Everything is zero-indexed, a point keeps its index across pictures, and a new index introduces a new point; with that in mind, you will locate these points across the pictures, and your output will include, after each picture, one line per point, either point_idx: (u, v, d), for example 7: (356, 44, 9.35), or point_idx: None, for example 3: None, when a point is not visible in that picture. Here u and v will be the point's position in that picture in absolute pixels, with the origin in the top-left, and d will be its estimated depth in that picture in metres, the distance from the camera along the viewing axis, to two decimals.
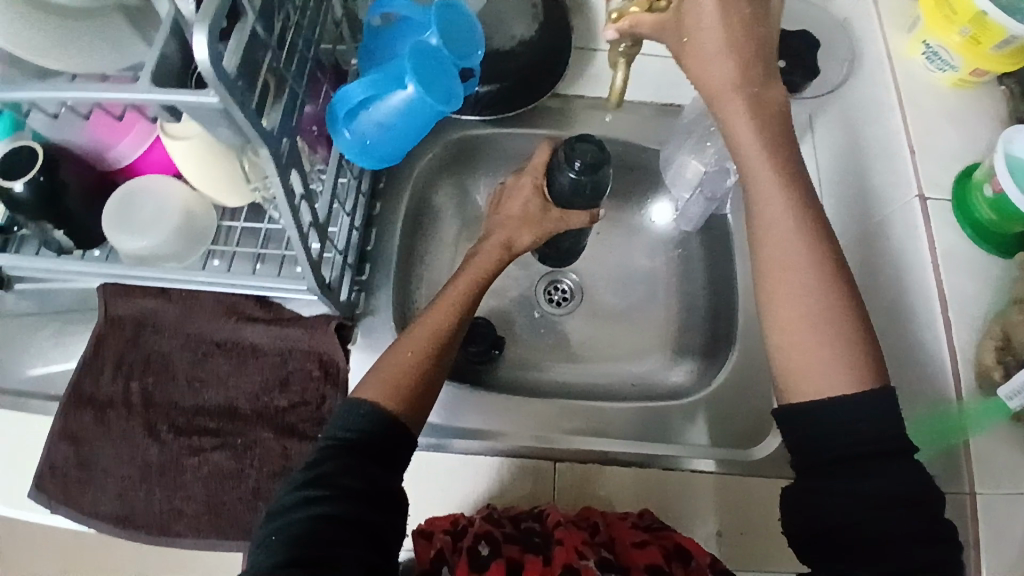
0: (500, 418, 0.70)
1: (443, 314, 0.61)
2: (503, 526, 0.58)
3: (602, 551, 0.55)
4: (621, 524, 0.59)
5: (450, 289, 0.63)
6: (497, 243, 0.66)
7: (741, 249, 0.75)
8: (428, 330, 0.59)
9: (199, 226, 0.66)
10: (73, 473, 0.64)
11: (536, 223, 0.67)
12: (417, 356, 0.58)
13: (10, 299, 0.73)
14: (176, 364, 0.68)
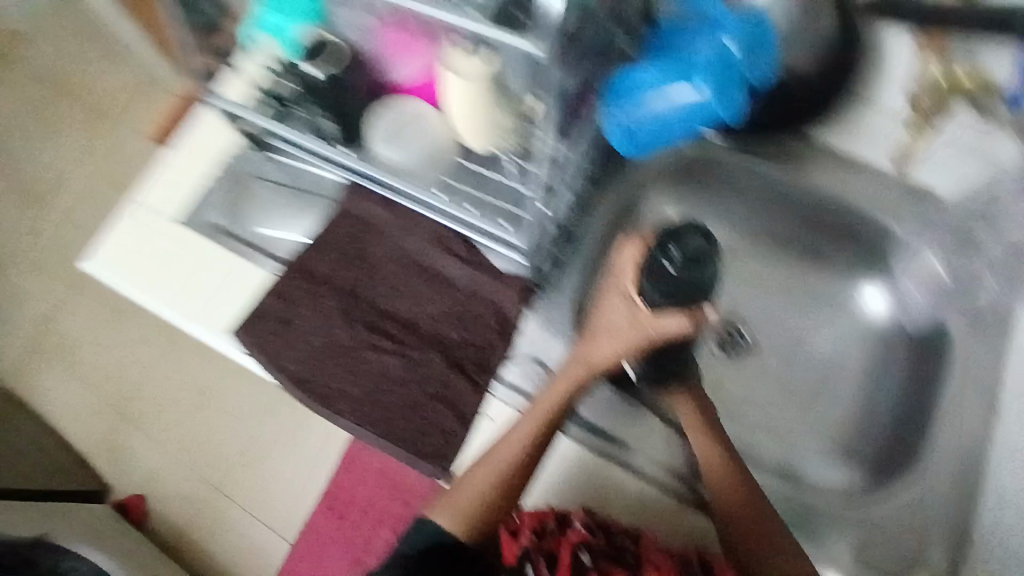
0: (638, 433, 0.70)
1: (537, 410, 0.60)
2: (599, 536, 0.60)
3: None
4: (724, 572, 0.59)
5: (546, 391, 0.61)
6: (577, 357, 0.61)
7: (962, 369, 0.65)
8: (518, 437, 0.59)
9: (442, 157, 0.73)
10: (274, 326, 0.74)
11: (627, 338, 0.59)
12: (492, 484, 0.57)
13: (268, 168, 0.85)
14: (384, 271, 0.77)
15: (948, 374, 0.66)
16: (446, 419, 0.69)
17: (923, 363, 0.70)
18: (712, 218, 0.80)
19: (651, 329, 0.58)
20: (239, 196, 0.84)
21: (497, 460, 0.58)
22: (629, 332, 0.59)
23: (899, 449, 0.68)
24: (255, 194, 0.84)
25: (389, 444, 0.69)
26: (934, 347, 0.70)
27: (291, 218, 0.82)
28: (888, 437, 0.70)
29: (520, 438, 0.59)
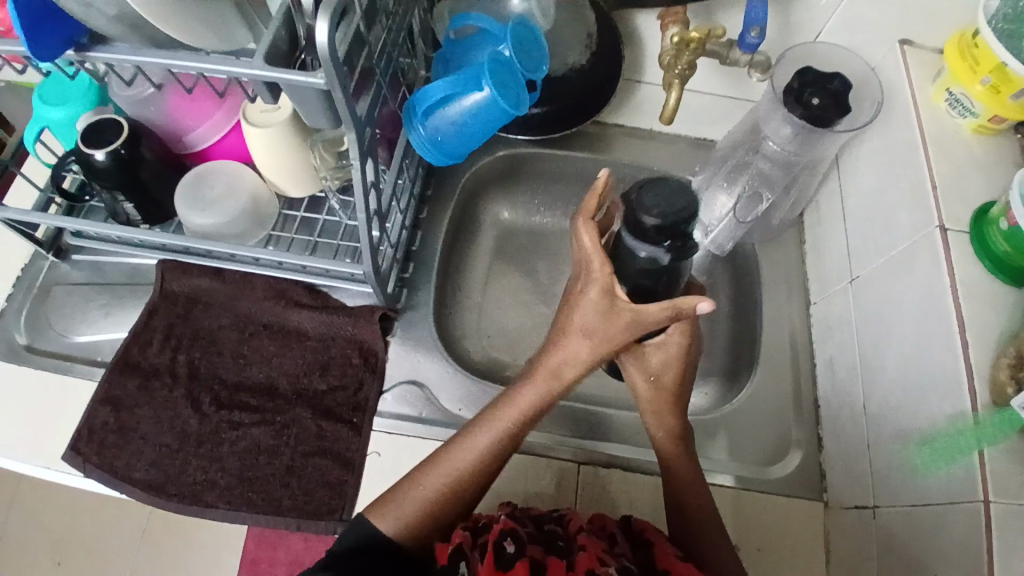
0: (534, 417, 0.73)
1: (499, 420, 0.57)
2: (528, 525, 0.57)
3: (623, 560, 0.54)
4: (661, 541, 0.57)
5: (512, 400, 0.58)
6: (563, 359, 0.56)
7: (768, 280, 0.79)
8: (474, 447, 0.57)
9: (263, 212, 0.71)
10: (111, 438, 0.66)
11: (622, 330, 0.54)
12: (438, 489, 0.57)
13: (64, 268, 0.76)
14: (224, 340, 0.71)
15: (761, 287, 0.79)
16: (331, 471, 0.65)
17: (741, 284, 0.83)
18: (537, 207, 0.90)
19: (629, 311, 0.53)
20: (38, 307, 0.74)
21: (449, 466, 0.57)
22: (612, 327, 0.54)
23: (743, 360, 0.78)
24: (57, 298, 0.74)
25: (278, 518, 0.63)
26: (744, 266, 0.83)
27: (114, 316, 0.74)
28: (731, 351, 0.80)
29: (476, 447, 0.57)
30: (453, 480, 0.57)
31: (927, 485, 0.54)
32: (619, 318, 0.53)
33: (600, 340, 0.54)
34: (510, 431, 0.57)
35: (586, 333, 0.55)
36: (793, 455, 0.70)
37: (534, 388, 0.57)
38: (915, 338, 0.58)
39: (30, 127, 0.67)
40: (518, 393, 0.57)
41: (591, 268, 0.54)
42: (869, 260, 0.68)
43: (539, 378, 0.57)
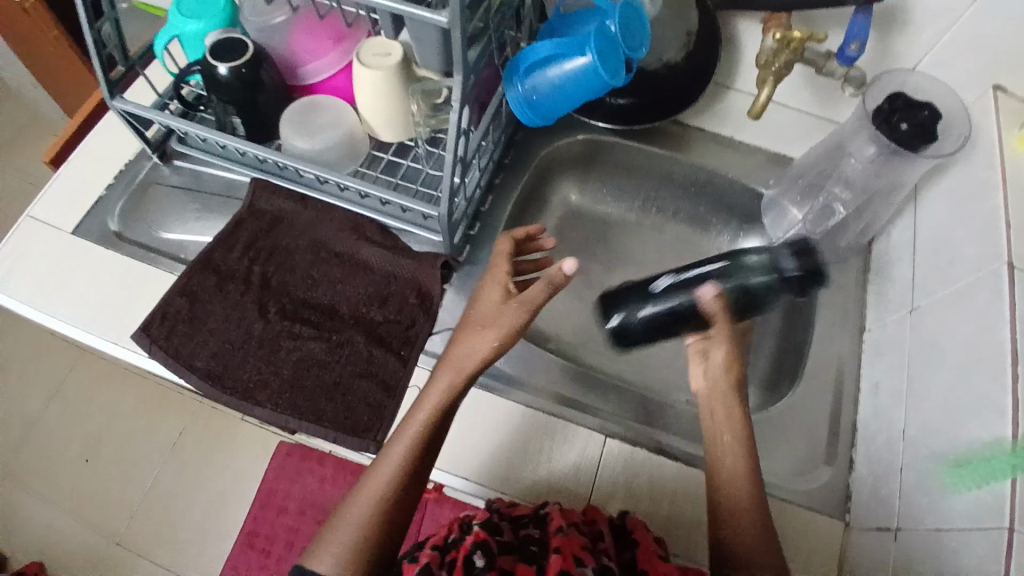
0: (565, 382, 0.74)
1: (413, 426, 0.59)
2: (500, 535, 0.57)
3: (602, 558, 0.55)
4: (644, 535, 0.59)
5: (419, 411, 0.60)
6: (451, 364, 0.61)
7: (823, 300, 0.79)
8: (393, 457, 0.58)
9: (356, 146, 0.76)
10: (183, 325, 0.71)
11: (500, 325, 0.60)
12: (372, 508, 0.55)
13: (165, 171, 0.83)
14: (297, 259, 0.76)
15: (815, 306, 0.80)
16: (374, 394, 0.69)
17: (795, 300, 0.83)
18: (605, 196, 0.94)
19: (514, 309, 0.60)
20: (137, 201, 0.81)
21: (379, 484, 0.57)
22: (496, 319, 0.61)
23: (784, 374, 0.79)
24: (155, 196, 0.81)
25: (316, 426, 0.67)
26: None
27: (203, 222, 0.80)
28: (774, 363, 0.80)
29: (396, 459, 0.58)
30: (384, 495, 0.56)
31: (955, 508, 0.53)
32: (507, 308, 0.61)
33: (493, 333, 0.60)
34: (426, 435, 0.59)
35: (486, 329, 0.61)
36: (820, 470, 0.70)
37: (438, 387, 0.60)
38: (966, 367, 0.58)
39: (163, 34, 0.74)
40: (424, 400, 0.60)
41: (495, 275, 0.65)
42: (931, 290, 0.67)
43: (432, 381, 0.61)
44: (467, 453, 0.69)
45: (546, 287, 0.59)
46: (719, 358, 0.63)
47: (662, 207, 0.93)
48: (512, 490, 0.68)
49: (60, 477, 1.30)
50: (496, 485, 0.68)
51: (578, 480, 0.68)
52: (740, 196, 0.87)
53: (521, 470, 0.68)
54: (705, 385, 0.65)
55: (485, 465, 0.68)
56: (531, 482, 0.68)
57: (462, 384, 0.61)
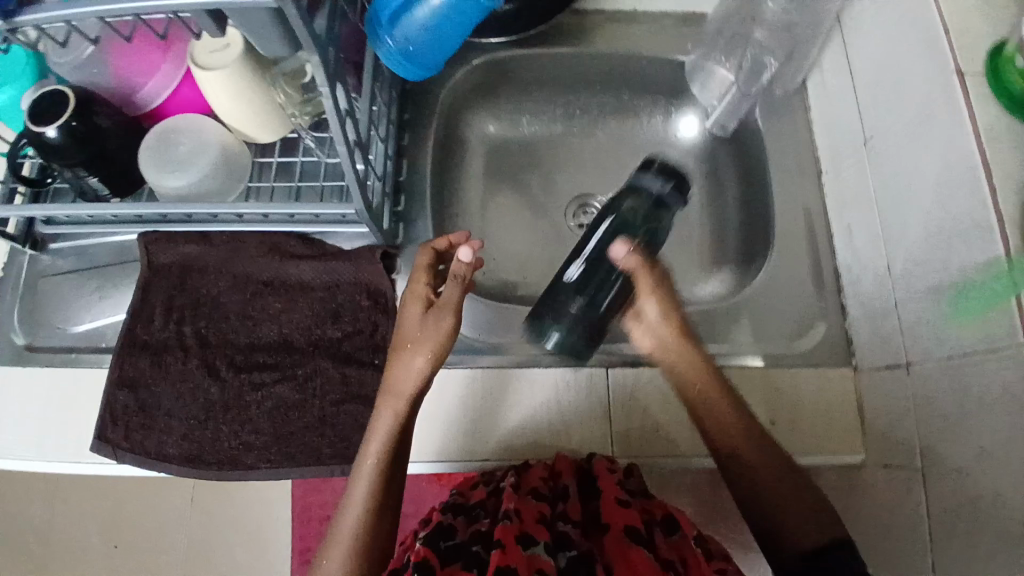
0: (511, 333, 0.71)
1: (367, 465, 0.56)
2: (447, 529, 0.55)
3: (558, 527, 0.54)
4: (604, 474, 0.59)
5: (368, 447, 0.57)
6: (394, 394, 0.58)
7: (775, 154, 0.75)
8: (354, 508, 0.55)
9: (236, 162, 0.66)
10: (136, 418, 0.65)
11: (432, 334, 0.59)
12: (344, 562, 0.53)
13: (46, 260, 0.74)
14: (227, 304, 0.69)
15: (768, 162, 0.76)
16: (364, 414, 0.65)
17: (747, 162, 0.80)
18: (522, 116, 0.86)
19: (445, 314, 0.60)
20: (31, 304, 0.72)
21: (343, 537, 0.54)
22: (428, 332, 0.59)
23: (757, 242, 0.76)
24: (46, 291, 0.72)
25: (320, 466, 0.64)
26: (748, 144, 0.79)
27: (109, 299, 0.72)
28: (745, 233, 0.78)
29: (358, 502, 0.55)
30: (357, 540, 0.54)
31: (964, 335, 0.53)
32: (435, 318, 0.60)
33: (425, 349, 0.58)
34: (383, 471, 0.56)
35: (415, 349, 0.59)
36: (818, 326, 0.69)
37: (385, 418, 0.57)
38: (939, 190, 0.56)
39: None
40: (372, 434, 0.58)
41: (414, 288, 0.63)
42: (881, 115, 0.64)
43: (378, 414, 0.58)
44: (441, 438, 0.66)
45: (458, 284, 0.60)
46: (646, 310, 0.65)
47: (585, 108, 0.86)
48: (502, 455, 0.66)
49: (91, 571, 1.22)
50: (516, 455, 0.66)
51: (586, 417, 0.67)
52: (662, 71, 0.80)
53: (501, 432, 0.66)
54: (650, 343, 0.65)
55: (465, 442, 0.66)
56: (517, 439, 0.66)
57: (408, 409, 0.58)
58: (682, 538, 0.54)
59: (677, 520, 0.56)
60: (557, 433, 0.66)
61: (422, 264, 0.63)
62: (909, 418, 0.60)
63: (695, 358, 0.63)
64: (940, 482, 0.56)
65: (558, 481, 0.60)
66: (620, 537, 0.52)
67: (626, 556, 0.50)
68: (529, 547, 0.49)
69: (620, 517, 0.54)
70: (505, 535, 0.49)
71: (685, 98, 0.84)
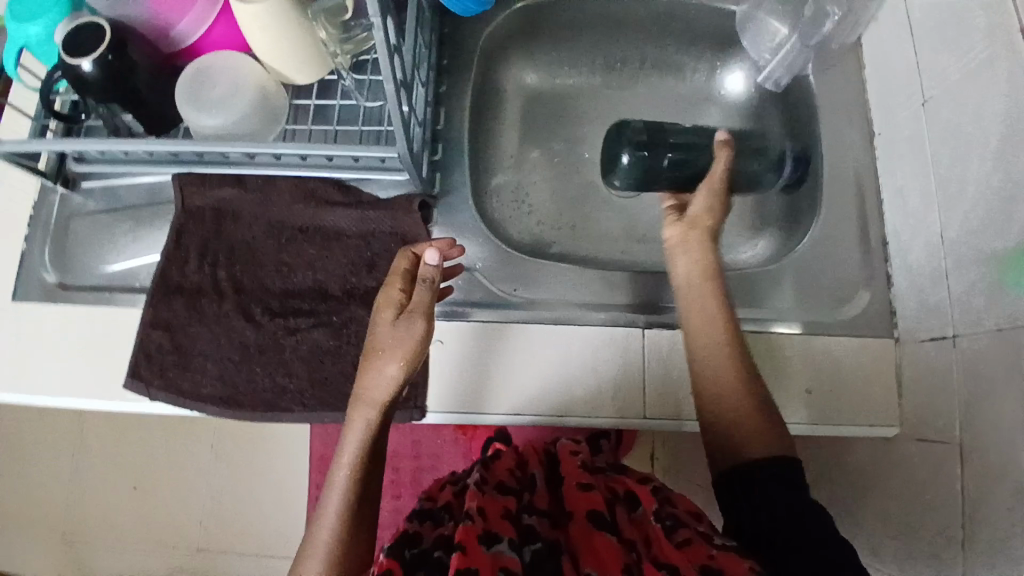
0: (523, 283, 0.70)
1: (338, 478, 0.56)
2: (418, 524, 0.58)
3: (528, 518, 0.58)
4: (570, 465, 0.67)
5: (338, 459, 0.57)
6: (366, 399, 0.57)
7: (825, 112, 0.73)
8: (330, 516, 0.55)
9: (273, 105, 0.64)
10: (172, 358, 0.65)
11: (403, 339, 0.57)
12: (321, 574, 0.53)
13: (78, 198, 0.73)
14: (262, 249, 0.68)
15: (818, 121, 0.74)
16: None
17: (795, 122, 0.77)
18: (562, 65, 0.83)
19: (417, 318, 0.57)
20: (63, 245, 0.71)
21: (316, 554, 0.54)
22: (398, 337, 0.57)
23: (801, 205, 0.74)
24: (79, 232, 0.72)
25: None
26: (797, 102, 0.76)
27: (142, 240, 0.72)
28: (789, 196, 0.76)
29: (331, 515, 0.54)
30: (332, 556, 0.53)
31: (1016, 307, 0.52)
32: (408, 323, 0.57)
33: (396, 356, 0.56)
34: (356, 482, 0.56)
35: (387, 356, 0.57)
36: (862, 294, 0.68)
37: (359, 423, 0.56)
38: (1001, 155, 0.54)
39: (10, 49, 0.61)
40: (344, 444, 0.57)
41: (387, 293, 0.60)
42: (944, 75, 0.61)
43: (351, 421, 0.57)
44: (445, 386, 0.66)
45: (428, 287, 0.59)
46: (692, 209, 0.68)
47: (627, 60, 0.83)
48: (510, 404, 0.66)
49: (110, 515, 1.23)
50: (553, 411, 0.65)
51: (619, 375, 0.67)
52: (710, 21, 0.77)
53: (509, 382, 0.66)
54: (678, 232, 0.67)
55: (466, 389, 0.66)
56: (523, 387, 0.66)
57: (379, 416, 0.57)
58: (646, 515, 0.57)
59: (639, 497, 0.60)
60: (571, 383, 0.66)
61: (399, 269, 0.61)
62: (953, 392, 0.59)
63: (710, 260, 0.65)
64: (982, 454, 0.55)
65: (524, 472, 0.71)
66: (586, 522, 0.55)
67: (589, 539, 0.53)
68: (492, 545, 0.49)
69: (586, 502, 0.58)
70: (468, 536, 0.49)
71: (732, 53, 0.81)
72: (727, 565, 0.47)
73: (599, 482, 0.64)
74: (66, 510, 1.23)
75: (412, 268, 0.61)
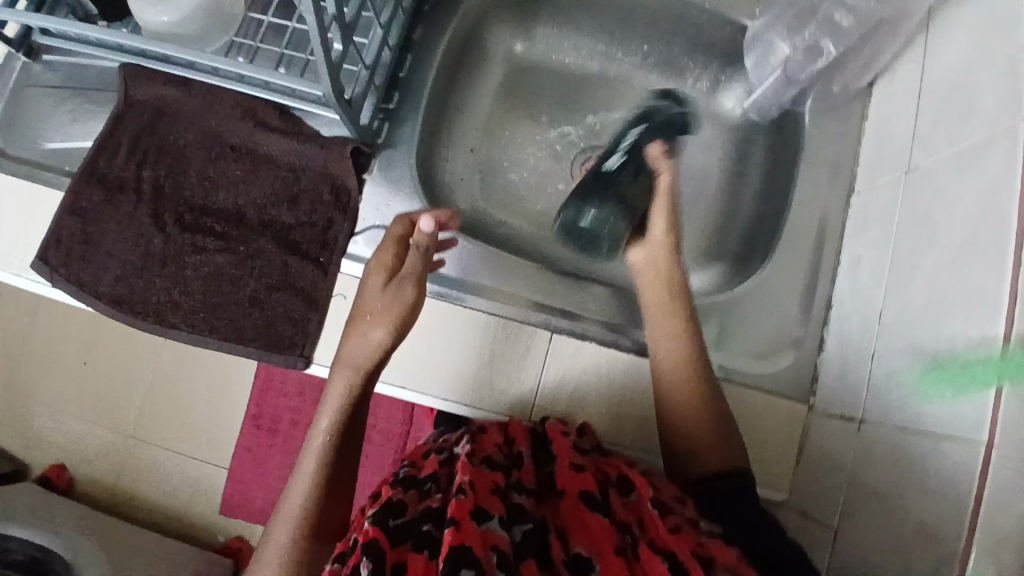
0: (473, 267, 0.67)
1: (317, 442, 0.55)
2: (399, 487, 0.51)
3: (515, 491, 0.50)
4: (557, 438, 0.56)
5: (321, 424, 0.56)
6: (349, 363, 0.56)
7: (809, 154, 0.67)
8: (303, 479, 0.54)
9: (228, 12, 0.62)
10: (78, 249, 0.64)
11: (393, 306, 0.56)
12: (294, 532, 0.52)
13: (38, 69, 0.72)
14: (191, 160, 0.66)
15: (800, 162, 0.68)
16: (295, 307, 0.63)
17: (779, 157, 0.71)
18: (559, 43, 0.78)
19: (409, 288, 0.57)
20: (11, 111, 0.71)
21: (287, 515, 0.53)
22: (387, 303, 0.56)
23: (759, 246, 0.69)
24: (29, 101, 0.71)
25: (240, 345, 0.62)
26: (787, 137, 0.71)
27: (84, 124, 0.71)
28: (751, 235, 0.71)
29: (305, 480, 0.53)
30: (303, 519, 0.52)
31: (925, 412, 0.48)
32: (401, 290, 0.57)
33: (385, 322, 0.56)
34: (335, 447, 0.55)
35: (375, 321, 0.56)
36: (788, 355, 0.64)
37: (337, 383, 0.56)
38: (957, 245, 0.49)
39: None
40: (325, 407, 0.56)
41: (376, 257, 0.60)
42: (931, 143, 0.56)
43: (331, 382, 0.57)
44: None
45: (420, 254, 0.59)
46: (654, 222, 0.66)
47: (628, 51, 0.77)
48: (415, 381, 0.62)
49: (58, 383, 1.25)
50: (438, 397, 0.62)
51: (513, 373, 0.63)
52: (719, 30, 0.72)
53: (421, 361, 0.62)
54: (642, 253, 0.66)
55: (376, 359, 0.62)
56: (438, 374, 0.62)
57: (362, 381, 0.56)
58: (639, 500, 0.51)
59: (633, 481, 0.52)
60: (465, 373, 0.62)
61: (393, 232, 0.59)
62: (843, 477, 0.55)
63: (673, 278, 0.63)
64: (852, 552, 0.52)
65: (512, 447, 0.57)
66: (577, 501, 0.49)
67: (581, 520, 0.48)
68: (484, 521, 0.44)
69: (576, 483, 0.51)
70: (460, 512, 0.44)
71: (738, 69, 0.75)
72: (715, 553, 0.46)
73: (588, 460, 0.55)
74: (17, 368, 1.26)
75: (405, 234, 0.59)
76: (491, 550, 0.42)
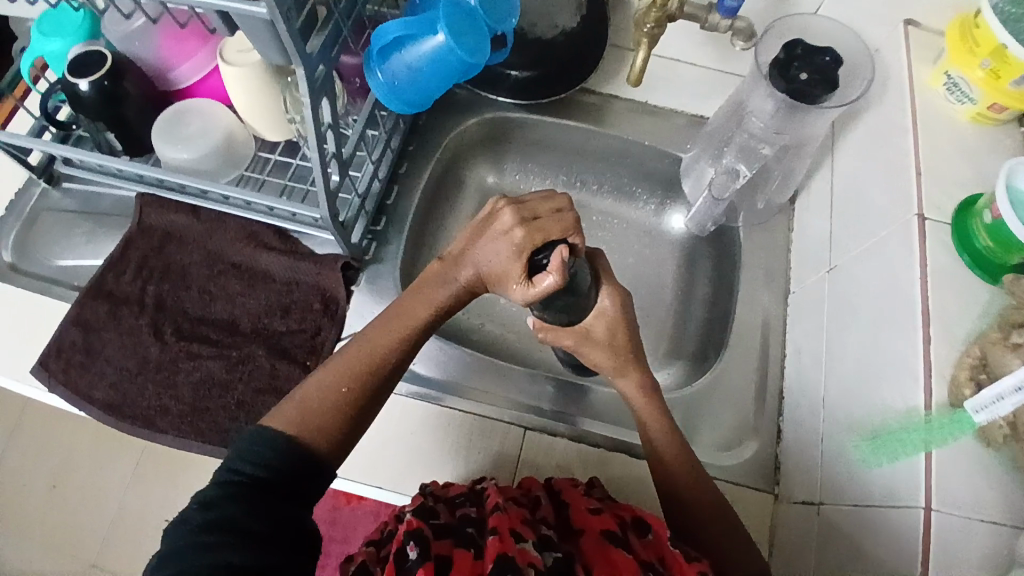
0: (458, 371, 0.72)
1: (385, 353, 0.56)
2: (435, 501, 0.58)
3: (543, 528, 0.55)
4: (569, 488, 0.60)
5: (400, 316, 0.57)
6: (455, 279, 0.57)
7: (748, 262, 0.76)
8: (376, 345, 0.55)
9: (238, 152, 0.72)
10: (78, 357, 0.68)
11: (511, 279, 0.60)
12: (351, 385, 0.53)
13: (56, 196, 0.79)
14: (193, 275, 0.73)
15: (740, 269, 0.77)
16: None
17: (723, 266, 0.81)
18: (527, 174, 0.90)
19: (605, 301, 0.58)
20: (29, 231, 0.77)
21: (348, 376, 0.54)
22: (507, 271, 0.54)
23: (712, 344, 0.76)
24: (45, 223, 0.77)
25: (223, 448, 0.65)
26: (726, 247, 0.80)
27: (95, 245, 0.77)
28: (704, 335, 0.78)
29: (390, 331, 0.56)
30: (376, 362, 0.55)
31: (872, 483, 0.52)
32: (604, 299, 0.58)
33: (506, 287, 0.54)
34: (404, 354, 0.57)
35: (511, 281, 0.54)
36: (747, 444, 0.67)
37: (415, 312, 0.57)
38: (877, 329, 0.56)
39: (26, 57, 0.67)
40: (406, 313, 0.57)
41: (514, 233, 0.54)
42: (846, 250, 0.64)
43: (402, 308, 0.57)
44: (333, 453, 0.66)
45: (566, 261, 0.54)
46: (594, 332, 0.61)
47: (585, 180, 0.89)
48: (391, 482, 0.65)
49: (19, 509, 1.19)
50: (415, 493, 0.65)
51: (490, 473, 0.66)
52: (661, 161, 0.83)
53: (399, 458, 0.66)
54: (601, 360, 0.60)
55: (358, 460, 0.66)
56: (415, 473, 0.66)
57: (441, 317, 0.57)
58: (659, 539, 0.54)
59: (649, 520, 0.56)
60: (438, 470, 0.66)
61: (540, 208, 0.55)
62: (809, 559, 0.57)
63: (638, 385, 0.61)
64: None
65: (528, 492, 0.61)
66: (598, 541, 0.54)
67: (605, 557, 0.52)
68: (521, 540, 0.50)
69: (598, 522, 0.55)
70: (501, 524, 0.51)
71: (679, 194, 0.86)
72: None
73: (605, 505, 0.58)
74: None
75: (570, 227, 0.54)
76: (529, 565, 0.49)
